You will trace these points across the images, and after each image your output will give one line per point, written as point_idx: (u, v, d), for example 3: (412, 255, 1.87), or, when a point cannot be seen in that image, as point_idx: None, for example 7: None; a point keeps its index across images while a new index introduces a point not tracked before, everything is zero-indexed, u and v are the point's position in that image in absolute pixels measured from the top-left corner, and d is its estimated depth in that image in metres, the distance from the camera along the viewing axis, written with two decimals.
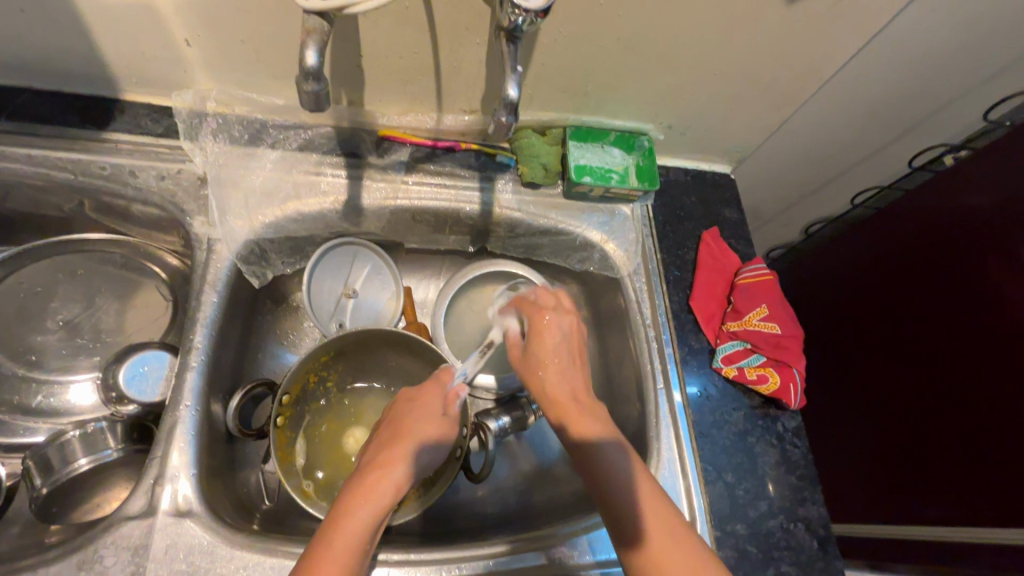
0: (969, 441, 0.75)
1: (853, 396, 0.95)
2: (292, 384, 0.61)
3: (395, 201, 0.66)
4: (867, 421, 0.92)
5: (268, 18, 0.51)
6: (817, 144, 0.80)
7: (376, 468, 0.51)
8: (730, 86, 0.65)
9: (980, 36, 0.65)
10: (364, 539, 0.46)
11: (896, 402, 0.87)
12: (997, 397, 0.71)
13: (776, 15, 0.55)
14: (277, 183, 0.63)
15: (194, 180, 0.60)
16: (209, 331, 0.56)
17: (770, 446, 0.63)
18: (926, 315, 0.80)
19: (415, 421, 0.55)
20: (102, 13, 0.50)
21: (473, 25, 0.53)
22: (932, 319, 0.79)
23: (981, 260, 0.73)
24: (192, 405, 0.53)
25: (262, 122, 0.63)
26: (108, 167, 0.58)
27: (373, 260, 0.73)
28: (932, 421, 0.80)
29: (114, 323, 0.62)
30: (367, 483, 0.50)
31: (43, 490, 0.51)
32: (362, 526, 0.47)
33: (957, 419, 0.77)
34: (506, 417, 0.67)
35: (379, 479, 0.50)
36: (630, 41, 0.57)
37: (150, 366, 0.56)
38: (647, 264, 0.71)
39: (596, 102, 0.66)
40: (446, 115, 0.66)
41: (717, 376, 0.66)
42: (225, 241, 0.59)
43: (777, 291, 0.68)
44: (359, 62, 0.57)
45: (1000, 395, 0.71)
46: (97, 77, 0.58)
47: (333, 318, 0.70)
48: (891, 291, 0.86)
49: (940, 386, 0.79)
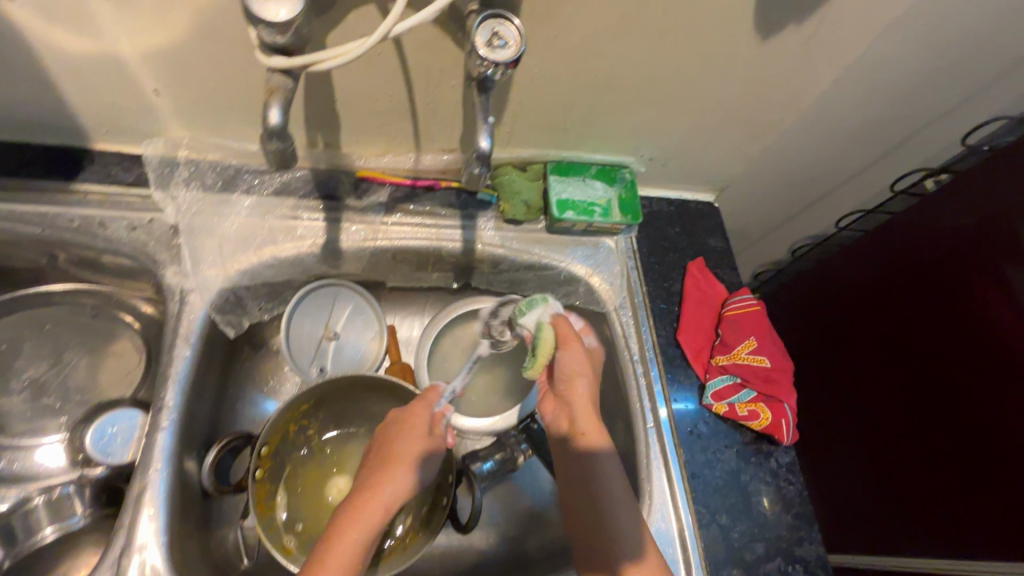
0: (953, 469, 0.73)
1: (841, 418, 0.91)
2: (271, 435, 0.60)
3: (375, 243, 0.65)
4: (855, 443, 0.89)
5: (237, 66, 0.51)
6: (799, 170, 0.80)
7: (374, 499, 0.50)
8: (709, 119, 0.65)
9: (952, 63, 0.65)
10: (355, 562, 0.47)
11: (886, 423, 0.83)
12: (987, 428, 0.69)
13: (751, 51, 0.55)
14: (252, 229, 0.61)
15: (165, 230, 0.59)
16: (182, 388, 0.54)
17: (764, 484, 0.62)
18: (917, 336, 0.77)
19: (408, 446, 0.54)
20: (68, 66, 0.49)
21: (448, 68, 0.53)
22: (923, 340, 0.76)
23: (970, 285, 0.70)
24: (163, 468, 0.51)
25: (235, 167, 0.62)
26: (75, 220, 0.56)
27: (354, 301, 0.71)
28: (915, 441, 0.78)
29: (84, 380, 0.60)
30: (362, 512, 0.49)
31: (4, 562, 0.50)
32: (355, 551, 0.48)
33: (948, 444, 0.73)
34: (493, 460, 0.66)
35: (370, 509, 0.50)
36: (606, 79, 0.57)
37: (118, 425, 0.54)
38: (632, 298, 0.70)
39: (575, 138, 0.66)
40: (425, 155, 0.65)
41: (708, 412, 0.65)
42: (199, 291, 0.58)
43: (766, 323, 0.67)
44: (334, 106, 0.57)
45: (989, 426, 0.68)
46: (65, 127, 0.57)
47: (314, 362, 0.68)
48: (878, 311, 0.84)
49: (927, 411, 0.76)
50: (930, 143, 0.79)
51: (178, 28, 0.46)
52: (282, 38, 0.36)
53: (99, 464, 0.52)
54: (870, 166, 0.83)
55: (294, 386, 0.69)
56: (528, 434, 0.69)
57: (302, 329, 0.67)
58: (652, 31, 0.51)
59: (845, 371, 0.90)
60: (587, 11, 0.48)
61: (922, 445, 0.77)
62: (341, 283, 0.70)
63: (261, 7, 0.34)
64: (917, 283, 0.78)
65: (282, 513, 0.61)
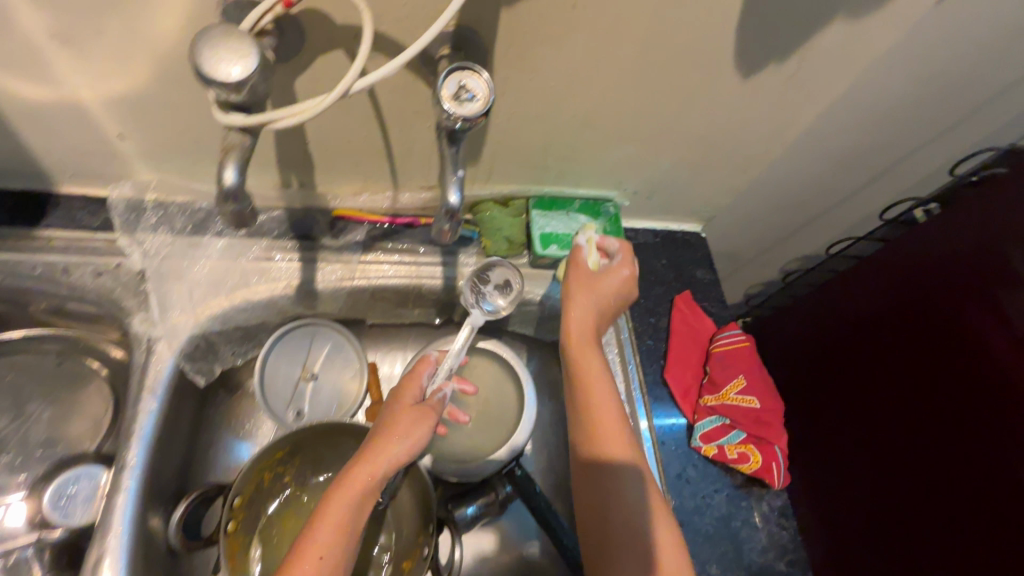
0: (941, 497, 0.68)
1: (819, 443, 0.86)
2: (243, 487, 0.57)
3: (352, 282, 0.62)
4: (830, 469, 0.83)
5: (203, 110, 0.49)
6: (788, 199, 0.79)
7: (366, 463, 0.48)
8: (694, 154, 0.64)
9: (938, 94, 0.64)
10: (349, 519, 0.46)
11: (865, 446, 0.78)
12: (984, 476, 0.63)
13: (733, 89, 0.54)
14: (224, 272, 0.59)
15: (133, 275, 0.57)
16: (145, 445, 0.52)
17: (755, 530, 0.60)
18: (904, 359, 0.74)
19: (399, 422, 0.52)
20: (27, 113, 0.48)
21: (422, 109, 0.51)
22: (909, 363, 0.73)
23: (966, 321, 0.67)
24: (123, 532, 0.49)
25: (206, 210, 0.60)
26: (38, 266, 0.55)
27: (333, 338, 0.68)
28: (900, 465, 0.73)
29: (49, 433, 0.57)
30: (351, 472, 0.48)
31: None
32: (346, 513, 0.46)
33: (936, 474, 0.68)
34: (477, 504, 0.64)
35: (359, 482, 0.47)
36: (586, 117, 0.56)
37: (76, 486, 0.53)
38: (618, 333, 0.67)
39: (557, 174, 0.65)
40: (403, 193, 0.64)
41: (698, 455, 0.62)
42: (167, 339, 0.56)
43: (754, 360, 0.66)
44: (306, 147, 0.55)
45: (987, 474, 0.63)
46: (29, 172, 0.55)
47: (290, 405, 0.65)
48: (862, 334, 0.81)
49: (914, 432, 0.71)
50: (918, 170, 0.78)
51: (139, 75, 0.45)
52: (237, 96, 0.34)
53: (59, 526, 0.52)
54: (860, 194, 0.82)
55: (269, 429, 0.66)
56: (512, 480, 0.65)
57: (277, 372, 0.65)
58: (631, 71, 0.50)
59: (830, 398, 0.85)
60: (563, 53, 0.47)
61: (911, 490, 0.71)
62: (318, 321, 0.67)
63: (212, 67, 0.33)
64: (914, 317, 0.73)
65: (256, 568, 0.58)
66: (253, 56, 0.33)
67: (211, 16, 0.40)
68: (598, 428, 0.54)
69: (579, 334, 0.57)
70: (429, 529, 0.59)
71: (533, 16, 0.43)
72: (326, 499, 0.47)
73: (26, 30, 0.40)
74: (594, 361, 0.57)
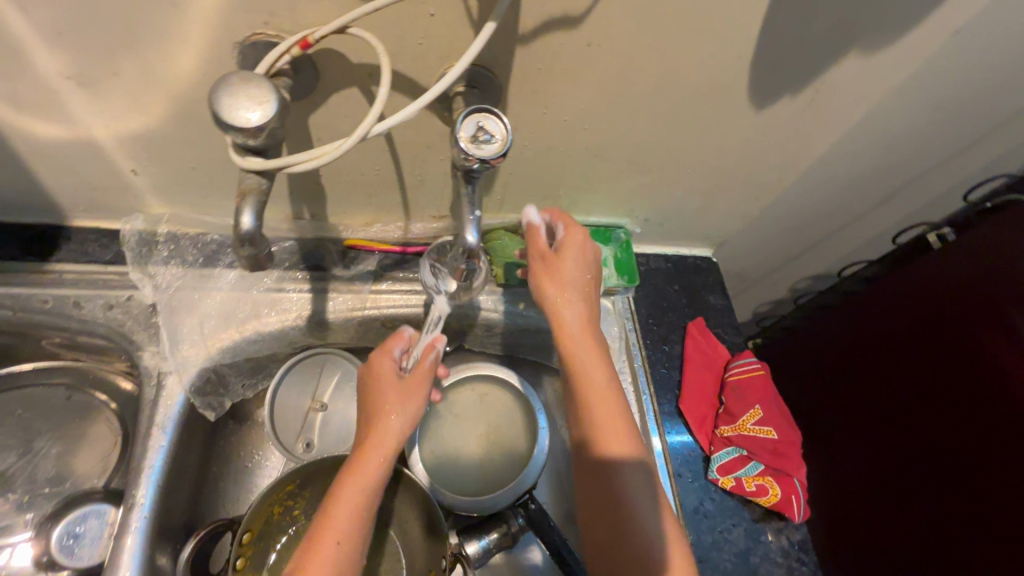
0: (949, 513, 0.67)
1: (833, 456, 0.85)
2: (251, 522, 0.56)
3: (363, 312, 0.62)
4: (845, 482, 0.83)
5: (217, 146, 0.49)
6: (798, 223, 0.79)
7: (374, 451, 0.49)
8: (706, 182, 0.63)
9: (951, 121, 0.64)
10: (361, 510, 0.46)
11: (876, 458, 0.78)
12: (1004, 515, 0.61)
13: (747, 120, 0.54)
14: (235, 303, 0.59)
15: (144, 308, 0.56)
16: (154, 483, 0.51)
17: (776, 566, 0.58)
18: (918, 378, 0.73)
19: (391, 400, 0.51)
20: (41, 151, 0.48)
21: (434, 142, 0.51)
22: (922, 382, 0.72)
23: (988, 350, 0.65)
24: (132, 575, 0.48)
25: (218, 242, 0.60)
26: (49, 300, 0.54)
27: (344, 367, 0.68)
28: (910, 478, 0.72)
29: (56, 469, 0.56)
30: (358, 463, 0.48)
31: None
32: (357, 504, 0.46)
33: (946, 492, 0.67)
34: (489, 536, 0.62)
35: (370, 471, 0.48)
36: (599, 150, 0.55)
37: (85, 525, 0.52)
38: (631, 361, 0.67)
39: (568, 203, 0.64)
40: (415, 223, 0.64)
41: (715, 487, 0.61)
42: (177, 373, 0.55)
43: (770, 389, 0.64)
44: (319, 180, 0.55)
45: (1006, 511, 0.61)
46: (42, 206, 0.55)
47: (299, 437, 0.64)
48: (874, 355, 0.80)
49: (925, 447, 0.71)
50: (930, 193, 0.77)
51: (153, 114, 0.45)
52: (255, 141, 0.34)
53: (66, 567, 0.50)
54: (870, 217, 0.81)
55: (280, 461, 0.66)
56: (526, 514, 0.64)
57: (287, 402, 0.64)
58: (645, 104, 0.50)
59: (842, 413, 0.84)
60: (576, 88, 0.47)
61: (929, 521, 0.69)
62: (329, 350, 0.67)
63: (231, 112, 0.32)
64: (935, 344, 0.71)
65: None
66: (271, 101, 0.33)
67: (227, 57, 0.40)
68: (600, 412, 0.50)
69: (567, 307, 0.53)
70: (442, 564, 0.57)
71: (548, 53, 0.43)
72: (336, 491, 0.47)
73: (42, 72, 0.40)
74: (586, 334, 0.53)
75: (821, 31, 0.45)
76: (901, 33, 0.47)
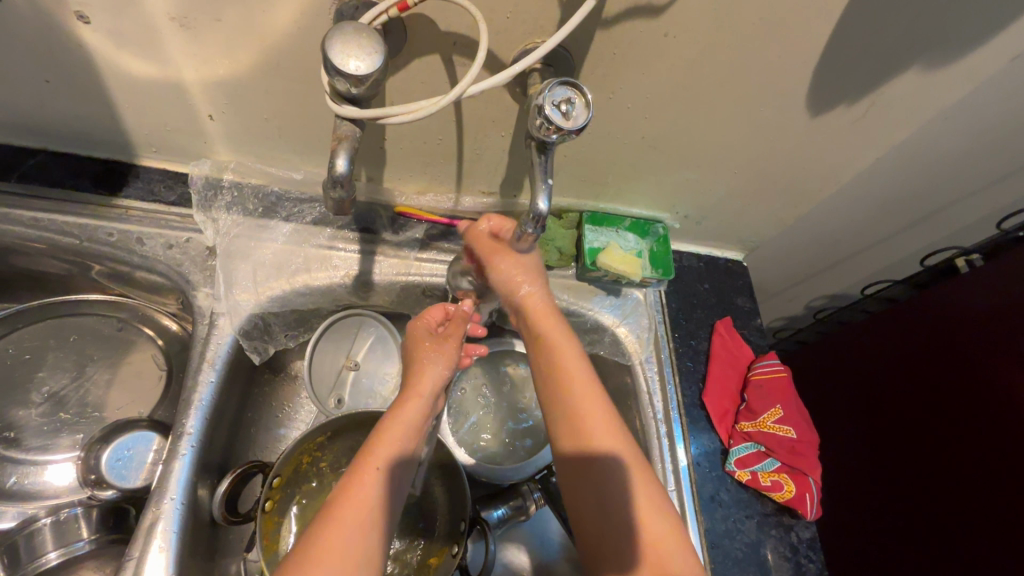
0: (946, 524, 0.69)
1: (834, 462, 0.88)
2: (284, 465, 0.55)
3: (407, 277, 0.65)
4: (845, 488, 0.86)
5: (293, 101, 0.51)
6: (830, 236, 0.80)
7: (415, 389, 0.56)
8: (751, 184, 0.65)
9: (993, 144, 0.65)
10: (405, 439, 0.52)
11: (880, 468, 0.80)
12: (996, 528, 0.64)
13: (800, 126, 0.56)
14: (289, 255, 0.62)
15: (203, 251, 0.60)
16: (202, 415, 0.54)
17: (782, 560, 0.61)
18: (926, 393, 0.75)
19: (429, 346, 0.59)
20: (129, 88, 0.50)
21: (501, 118, 0.52)
22: (931, 397, 0.74)
23: (1001, 372, 0.66)
24: (177, 498, 0.50)
25: (277, 194, 0.63)
26: (115, 234, 0.57)
27: (378, 331, 0.68)
28: (914, 487, 0.75)
29: (101, 396, 0.61)
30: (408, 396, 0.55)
31: (50, 561, 0.52)
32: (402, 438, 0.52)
33: (948, 502, 0.70)
34: (503, 507, 0.63)
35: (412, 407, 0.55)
36: (653, 140, 0.57)
37: (133, 448, 0.56)
38: (658, 352, 0.69)
39: (614, 191, 0.66)
40: (465, 197, 0.65)
41: (730, 479, 0.64)
42: (228, 315, 0.58)
43: (792, 391, 0.65)
44: (384, 145, 0.56)
45: (1003, 526, 0.63)
46: (117, 144, 0.58)
47: (332, 393, 0.64)
48: (893, 372, 0.81)
49: (925, 456, 0.73)
50: (962, 218, 0.78)
51: (242, 63, 0.47)
52: (356, 89, 0.38)
53: (111, 486, 0.54)
54: (903, 236, 0.82)
55: (309, 415, 0.68)
56: (545, 486, 0.64)
57: (322, 359, 0.64)
58: (706, 100, 0.52)
59: (849, 425, 0.86)
60: (648, 74, 0.48)
61: (929, 528, 0.72)
62: (366, 312, 0.67)
63: (342, 59, 0.36)
64: (949, 363, 0.72)
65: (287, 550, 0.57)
66: (378, 54, 0.37)
67: (325, 12, 0.42)
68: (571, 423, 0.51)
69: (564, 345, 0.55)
70: (461, 528, 0.57)
71: (626, 37, 0.45)
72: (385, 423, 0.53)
73: (149, 15, 0.42)
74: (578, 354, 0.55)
75: (889, 41, 0.47)
76: (961, 52, 0.49)
